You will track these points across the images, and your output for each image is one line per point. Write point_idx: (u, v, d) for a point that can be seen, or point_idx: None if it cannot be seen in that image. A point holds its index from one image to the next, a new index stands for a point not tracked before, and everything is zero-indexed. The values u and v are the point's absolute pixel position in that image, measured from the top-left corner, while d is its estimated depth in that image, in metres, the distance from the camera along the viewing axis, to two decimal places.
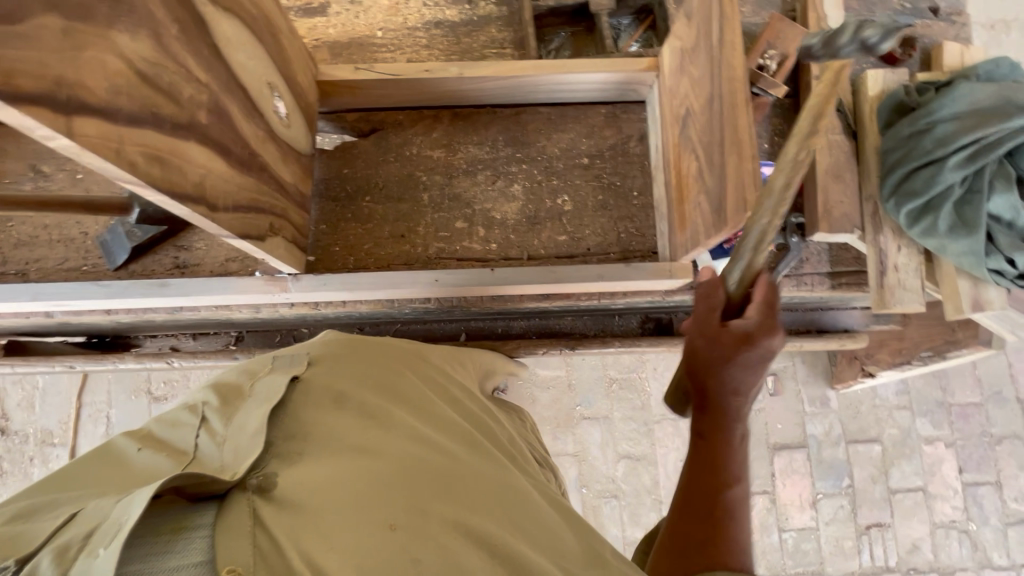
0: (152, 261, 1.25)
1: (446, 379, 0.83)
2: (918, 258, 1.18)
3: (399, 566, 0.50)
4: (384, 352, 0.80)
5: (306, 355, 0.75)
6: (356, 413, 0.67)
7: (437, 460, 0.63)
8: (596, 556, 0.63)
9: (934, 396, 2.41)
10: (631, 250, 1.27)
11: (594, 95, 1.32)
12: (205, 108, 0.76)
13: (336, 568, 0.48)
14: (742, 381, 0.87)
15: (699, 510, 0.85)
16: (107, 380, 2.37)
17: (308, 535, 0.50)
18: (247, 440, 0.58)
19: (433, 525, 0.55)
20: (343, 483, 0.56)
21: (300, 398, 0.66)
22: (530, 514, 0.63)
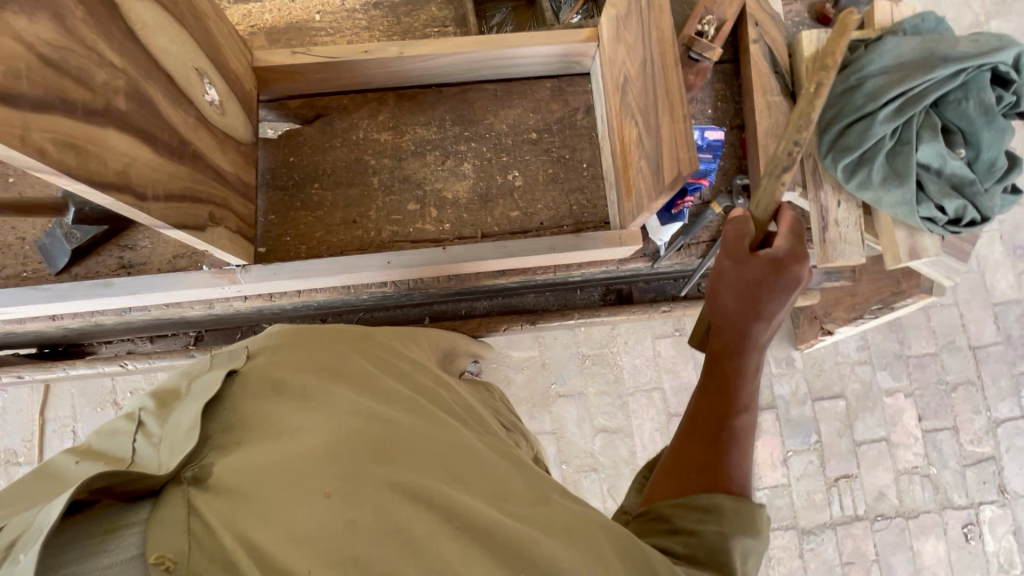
0: (96, 262, 1.21)
1: (393, 353, 0.84)
2: (857, 212, 1.22)
3: (336, 531, 0.52)
4: (328, 334, 0.80)
5: (245, 349, 0.76)
6: (296, 394, 0.68)
7: (378, 425, 0.64)
8: (542, 495, 0.66)
9: (892, 349, 2.51)
10: (583, 221, 1.28)
11: (538, 69, 1.32)
12: (123, 94, 0.74)
13: (271, 542, 0.50)
14: (765, 305, 0.89)
15: (705, 433, 0.85)
16: (71, 394, 2.31)
17: (243, 515, 0.52)
18: (182, 436, 0.59)
19: (370, 488, 0.57)
20: (278, 462, 0.57)
21: (239, 389, 0.67)
22: (474, 466, 0.65)
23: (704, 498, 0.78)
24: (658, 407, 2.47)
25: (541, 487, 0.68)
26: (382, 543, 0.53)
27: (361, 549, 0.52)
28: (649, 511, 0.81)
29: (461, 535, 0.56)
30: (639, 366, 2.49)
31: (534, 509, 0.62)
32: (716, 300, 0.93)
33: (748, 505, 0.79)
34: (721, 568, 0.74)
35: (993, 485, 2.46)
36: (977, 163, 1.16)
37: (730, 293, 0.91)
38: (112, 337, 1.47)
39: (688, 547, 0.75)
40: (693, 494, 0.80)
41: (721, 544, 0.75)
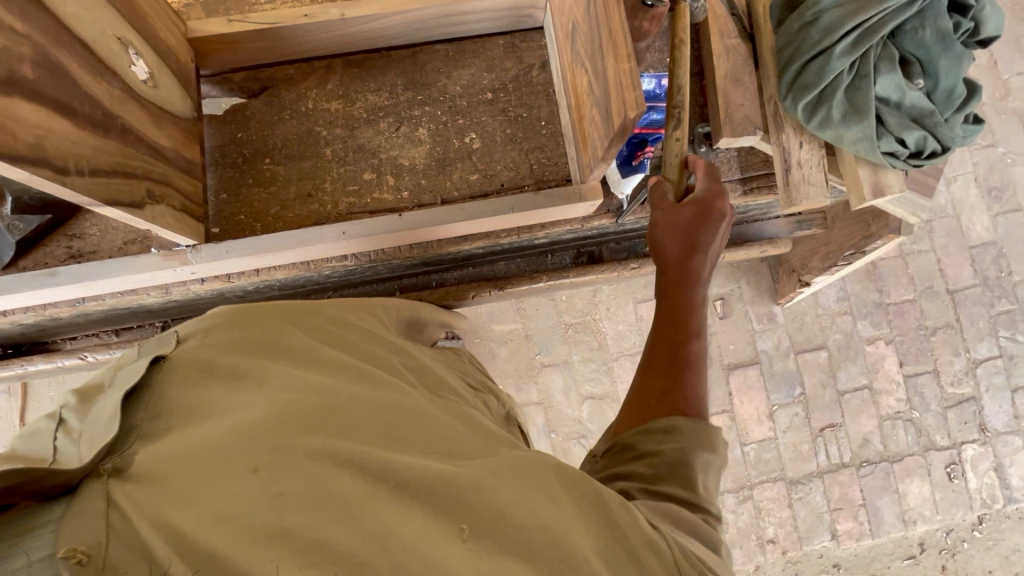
0: (44, 254, 1.17)
1: (338, 328, 0.82)
2: (819, 152, 1.20)
3: (264, 503, 0.49)
4: (266, 312, 0.77)
5: (176, 334, 0.71)
6: (227, 375, 0.64)
7: (315, 399, 0.62)
8: (491, 452, 0.65)
9: (872, 298, 2.52)
10: (545, 180, 1.26)
11: (489, 26, 1.27)
12: (29, 61, 0.69)
13: (192, 525, 0.46)
14: (699, 238, 0.98)
15: (663, 365, 0.94)
16: (49, 397, 2.27)
17: (160, 499, 0.48)
18: (101, 428, 0.54)
19: (303, 458, 0.53)
20: (201, 441, 0.54)
21: (167, 375, 0.62)
22: (416, 430, 0.63)
23: (664, 421, 0.85)
24: None
25: (495, 449, 0.66)
26: (317, 509, 0.50)
27: (296, 520, 0.49)
28: (616, 444, 0.88)
29: (405, 498, 0.54)
30: (622, 331, 2.49)
31: (478, 463, 0.61)
32: (657, 247, 1.00)
33: (704, 424, 0.86)
34: (683, 481, 0.79)
35: (973, 425, 2.50)
36: (936, 92, 1.15)
37: (668, 238, 0.98)
38: (75, 334, 1.45)
39: (652, 467, 0.81)
40: (652, 423, 0.86)
41: (681, 457, 0.81)
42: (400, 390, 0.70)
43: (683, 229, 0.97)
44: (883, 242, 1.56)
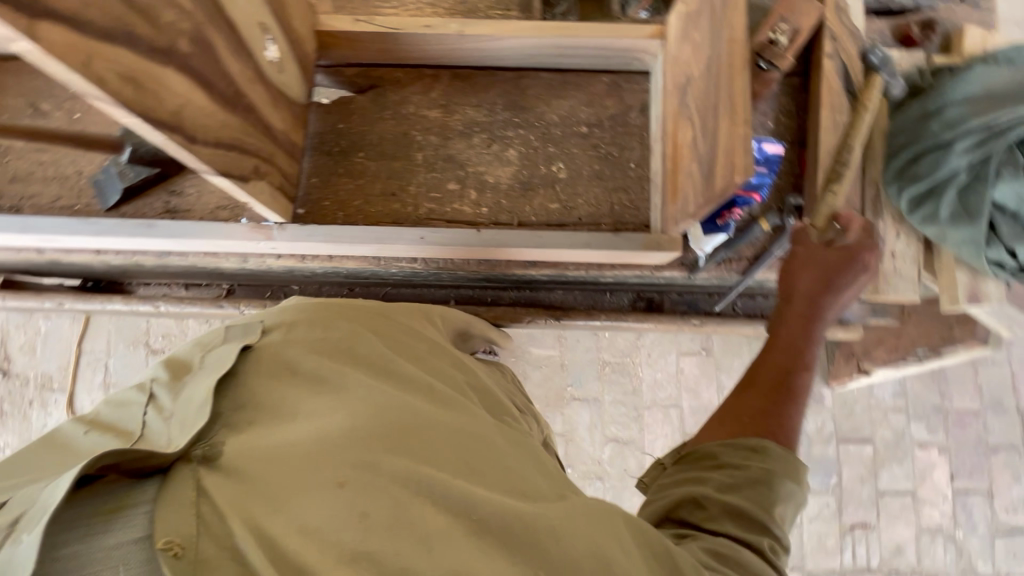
0: (144, 204, 1.25)
1: (408, 333, 0.94)
2: (916, 246, 1.16)
3: (350, 517, 0.60)
4: (343, 314, 0.91)
5: (259, 324, 0.88)
6: (309, 378, 0.79)
7: (385, 415, 0.73)
8: (542, 487, 0.72)
9: (931, 401, 2.37)
10: (623, 222, 1.25)
11: (597, 62, 1.29)
12: (187, 36, 0.74)
13: (284, 531, 0.58)
14: (835, 281, 1.03)
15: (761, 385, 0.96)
16: (107, 331, 2.41)
17: (254, 501, 0.61)
18: (191, 413, 0.69)
19: (378, 477, 0.65)
20: (288, 448, 0.66)
21: (251, 367, 0.78)
22: (473, 453, 0.73)
23: (753, 439, 0.88)
24: (673, 425, 2.41)
25: (540, 478, 0.75)
26: (396, 536, 0.60)
27: (374, 537, 0.60)
28: (695, 450, 0.91)
29: (466, 519, 0.63)
30: (659, 380, 2.44)
31: (526, 495, 0.70)
32: (791, 278, 1.06)
33: (794, 455, 0.88)
34: (762, 497, 0.82)
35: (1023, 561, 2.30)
36: None
37: (805, 273, 1.05)
38: (149, 280, 1.52)
39: (732, 477, 0.84)
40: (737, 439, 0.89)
41: (764, 478, 0.84)
42: (458, 409, 0.80)
43: (822, 268, 1.04)
44: (965, 349, 1.61)
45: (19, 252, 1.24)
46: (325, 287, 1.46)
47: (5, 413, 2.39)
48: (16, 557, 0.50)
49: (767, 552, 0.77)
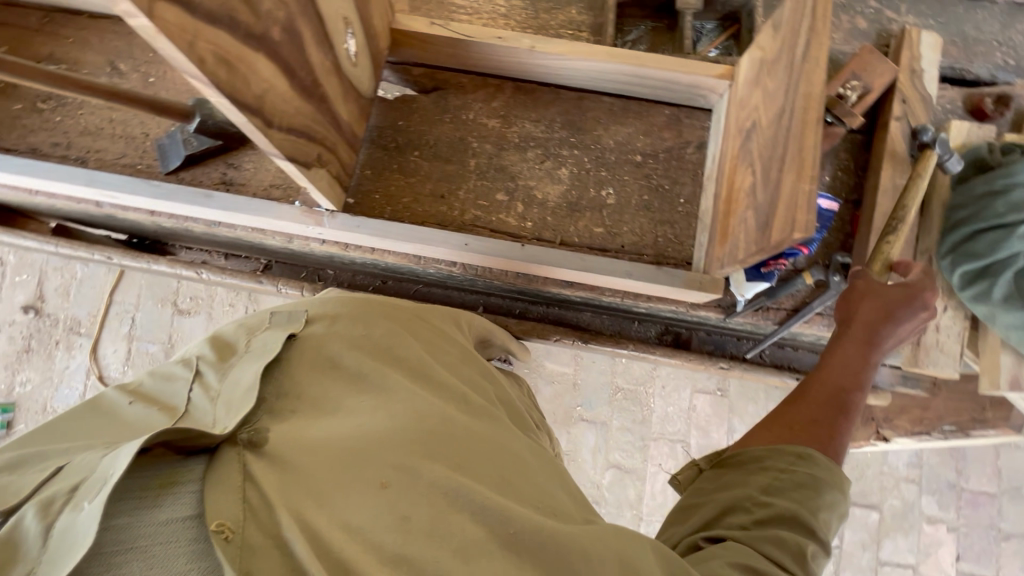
0: (202, 173, 1.28)
1: (437, 338, 1.08)
2: (963, 322, 1.14)
3: (391, 514, 0.72)
4: (381, 314, 1.05)
5: (304, 313, 1.01)
6: (349, 374, 0.92)
7: (416, 425, 0.84)
8: (546, 497, 0.85)
9: (946, 477, 2.31)
10: (665, 256, 1.25)
11: (660, 94, 1.29)
12: (279, 26, 0.76)
13: (330, 522, 0.69)
14: (896, 317, 1.02)
15: (808, 401, 1.01)
16: (139, 285, 2.47)
17: (301, 490, 0.72)
18: (238, 397, 0.81)
19: (412, 484, 0.76)
20: (333, 445, 0.78)
21: (294, 355, 0.91)
22: (490, 460, 0.86)
23: (799, 447, 0.93)
24: (677, 461, 2.38)
25: (544, 494, 0.86)
26: (430, 538, 0.71)
27: (409, 538, 0.71)
28: (741, 453, 0.96)
29: (486, 529, 0.74)
30: (670, 414, 2.41)
31: (535, 502, 0.83)
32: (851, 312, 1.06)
33: (837, 466, 0.92)
34: (806, 499, 0.87)
35: None
36: None
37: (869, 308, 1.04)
38: (193, 244, 1.56)
39: (779, 480, 0.89)
40: (784, 445, 0.95)
41: (809, 483, 0.89)
42: (478, 423, 0.92)
43: (884, 306, 1.03)
44: (995, 434, 1.59)
45: (79, 203, 1.28)
46: (358, 276, 1.50)
47: (32, 350, 2.46)
48: (79, 520, 0.60)
49: (810, 554, 0.81)
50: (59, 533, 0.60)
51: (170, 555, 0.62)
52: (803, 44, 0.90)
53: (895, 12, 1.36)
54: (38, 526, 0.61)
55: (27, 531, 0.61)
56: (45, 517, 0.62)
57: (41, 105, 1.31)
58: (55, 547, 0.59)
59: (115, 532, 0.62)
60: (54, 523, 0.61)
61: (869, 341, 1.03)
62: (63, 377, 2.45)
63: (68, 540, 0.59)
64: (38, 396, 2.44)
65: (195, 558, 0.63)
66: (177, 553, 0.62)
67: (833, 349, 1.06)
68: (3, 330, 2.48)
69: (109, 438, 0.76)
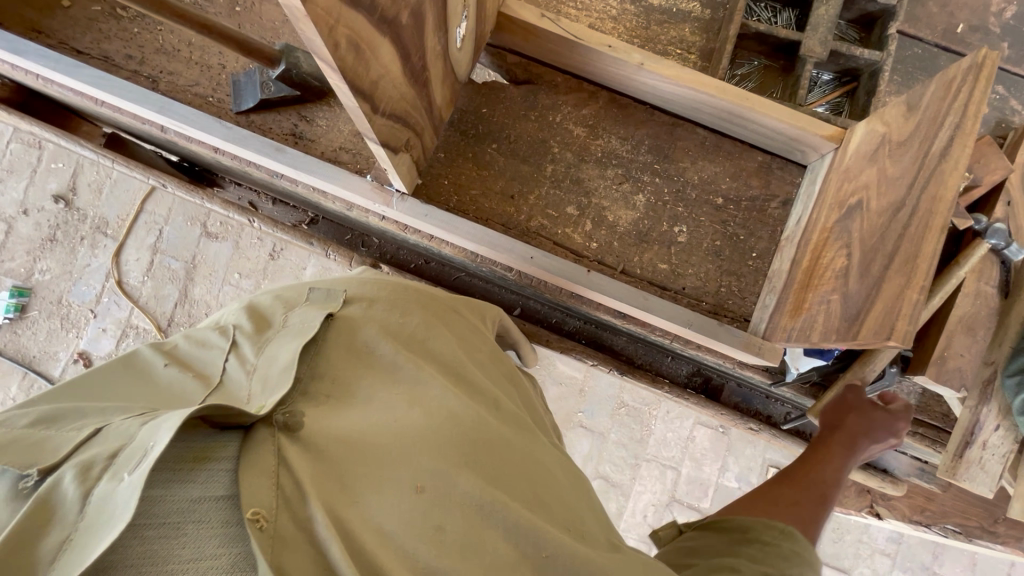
0: (273, 119, 1.22)
1: (468, 331, 1.04)
2: (1011, 445, 1.11)
3: (424, 523, 0.69)
4: (417, 299, 1.00)
5: (343, 293, 0.96)
6: (382, 361, 0.87)
7: (452, 428, 0.79)
8: (575, 517, 0.83)
9: (922, 559, 2.33)
10: (723, 308, 1.21)
11: (758, 140, 1.23)
12: (409, 10, 0.70)
13: (361, 526, 0.66)
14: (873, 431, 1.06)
15: (791, 484, 0.99)
16: (172, 199, 2.43)
17: (330, 486, 0.68)
18: (274, 377, 0.77)
19: (447, 494, 0.72)
20: (364, 441, 0.74)
21: (333, 336, 0.87)
22: (524, 472, 0.82)
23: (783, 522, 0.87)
24: (664, 486, 2.40)
25: (574, 513, 0.84)
26: (463, 555, 0.69)
27: (442, 551, 0.68)
28: (724, 520, 0.90)
29: (518, 548, 0.72)
30: (668, 439, 2.41)
31: (566, 522, 0.81)
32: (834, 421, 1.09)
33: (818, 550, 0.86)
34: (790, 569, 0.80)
35: None
36: None
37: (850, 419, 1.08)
38: (242, 182, 1.52)
39: (765, 552, 0.83)
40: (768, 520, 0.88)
41: (792, 559, 0.82)
42: (510, 430, 0.87)
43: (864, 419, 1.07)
44: (1001, 548, 1.57)
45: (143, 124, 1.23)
46: (402, 252, 1.47)
47: (57, 241, 2.45)
48: (115, 494, 0.54)
49: None
50: (96, 504, 0.55)
51: (201, 537, 0.57)
52: (943, 139, 0.84)
53: (1020, 102, 1.28)
54: (73, 493, 0.56)
55: (61, 496, 0.56)
56: (82, 483, 0.56)
57: (120, 12, 1.25)
58: (89, 522, 0.53)
59: (148, 503, 0.56)
60: (91, 492, 0.56)
61: (847, 447, 1.06)
62: (82, 273, 2.45)
63: (105, 514, 0.53)
64: (56, 288, 2.44)
65: (227, 541, 0.58)
66: (209, 535, 0.58)
67: (816, 446, 1.07)
68: (31, 214, 2.46)
69: (144, 402, 0.73)
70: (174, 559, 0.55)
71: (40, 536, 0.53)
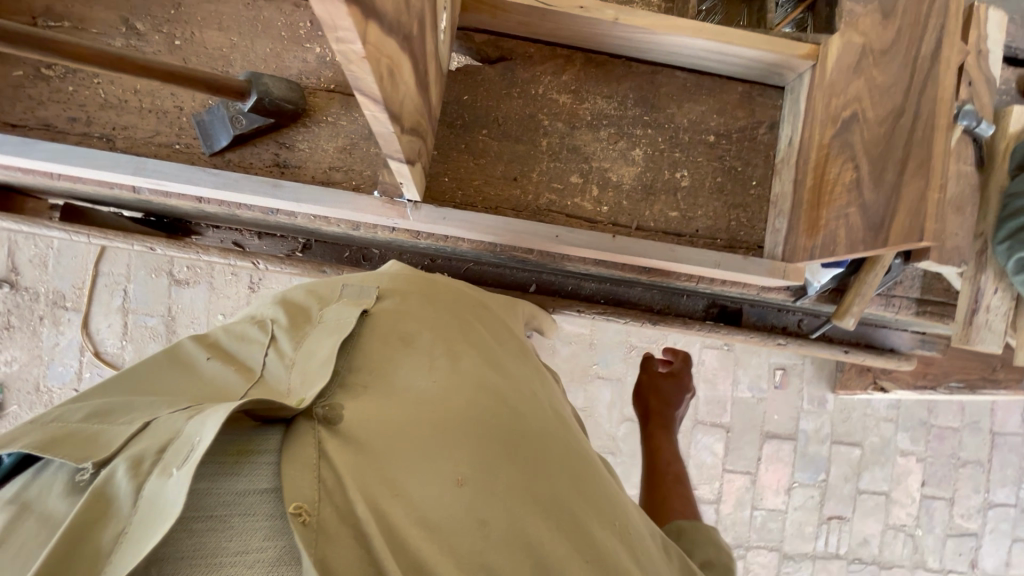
0: (251, 154, 1.15)
1: (494, 321, 1.02)
2: (1009, 302, 1.24)
3: (467, 516, 0.66)
4: (442, 294, 0.98)
5: (375, 290, 0.94)
6: (416, 349, 0.85)
7: (492, 418, 0.77)
8: (616, 509, 0.81)
9: (919, 415, 2.58)
10: (737, 240, 1.26)
11: (736, 71, 1.25)
12: (417, 18, 0.68)
13: (402, 518, 0.63)
14: (666, 393, 1.43)
15: (656, 491, 1.23)
16: (127, 254, 2.27)
17: (370, 477, 0.65)
18: (316, 369, 0.76)
19: (489, 485, 0.69)
20: (403, 428, 0.71)
21: (371, 330, 0.85)
22: (567, 463, 0.79)
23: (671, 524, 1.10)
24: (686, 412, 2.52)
25: (618, 508, 0.81)
26: (508, 550, 0.66)
27: (489, 546, 0.65)
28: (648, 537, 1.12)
29: (566, 544, 0.71)
30: None
31: (607, 514, 0.79)
32: (647, 400, 1.43)
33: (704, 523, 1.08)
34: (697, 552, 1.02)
35: (965, 559, 2.63)
36: None
37: (647, 396, 1.44)
38: (221, 224, 1.44)
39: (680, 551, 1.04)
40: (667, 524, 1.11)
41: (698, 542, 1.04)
42: (553, 421, 0.85)
43: (654, 388, 1.44)
44: (1002, 391, 1.75)
45: (113, 188, 1.15)
46: (406, 257, 1.44)
47: (14, 327, 2.27)
48: (167, 487, 0.55)
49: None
50: (148, 499, 0.55)
51: (246, 530, 0.57)
52: (929, 42, 0.89)
53: None
54: (126, 485, 0.57)
55: (115, 490, 0.57)
56: (134, 478, 0.57)
57: (46, 72, 1.13)
58: (145, 513, 0.54)
59: (195, 496, 0.58)
60: (142, 486, 0.57)
61: (664, 426, 1.39)
62: (53, 354, 2.29)
63: (155, 509, 0.54)
64: (30, 376, 2.28)
65: (272, 534, 0.57)
66: (255, 528, 0.57)
67: (650, 440, 1.35)
68: None
69: (187, 397, 0.73)
70: (222, 551, 0.56)
71: (98, 527, 0.54)
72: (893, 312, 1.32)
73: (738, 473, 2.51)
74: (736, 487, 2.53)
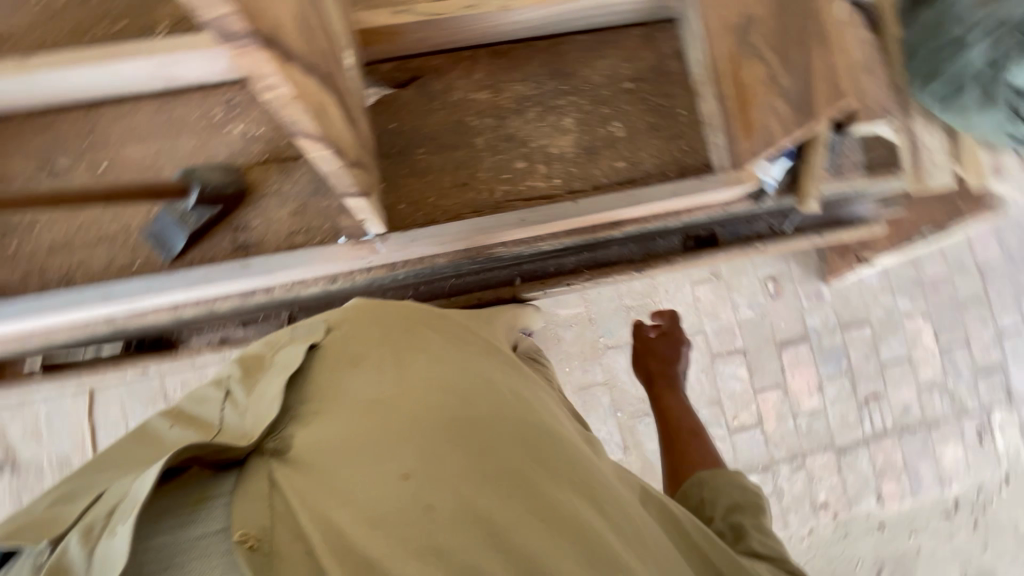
0: (210, 246, 1.16)
1: (445, 322, 1.05)
2: (942, 137, 1.32)
3: (414, 505, 0.69)
4: (392, 313, 1.01)
5: (324, 322, 1.00)
6: (364, 368, 0.89)
7: (435, 411, 0.80)
8: (577, 470, 0.83)
9: (909, 275, 2.68)
10: (687, 167, 1.31)
11: (627, 17, 1.31)
12: (325, 57, 0.71)
13: (347, 521, 0.67)
14: (664, 353, 1.51)
15: (675, 449, 1.30)
16: (118, 395, 2.23)
17: (315, 493, 0.69)
18: (263, 407, 0.82)
19: (434, 471, 0.72)
20: (348, 440, 0.75)
21: (317, 363, 0.91)
22: (520, 436, 0.82)
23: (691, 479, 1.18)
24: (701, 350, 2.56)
25: (581, 469, 0.84)
26: (457, 529, 0.68)
27: (438, 528, 0.67)
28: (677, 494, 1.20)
29: (520, 510, 0.73)
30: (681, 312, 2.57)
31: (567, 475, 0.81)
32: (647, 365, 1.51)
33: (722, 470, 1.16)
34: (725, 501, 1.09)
35: (1000, 390, 2.72)
36: None
37: (648, 360, 1.51)
38: (201, 326, 1.43)
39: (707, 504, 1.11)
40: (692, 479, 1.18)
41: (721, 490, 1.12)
42: (506, 400, 0.88)
43: (653, 352, 1.52)
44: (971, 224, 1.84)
45: (91, 323, 1.16)
46: (390, 295, 1.45)
47: None
48: (115, 544, 0.62)
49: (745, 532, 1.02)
50: (100, 559, 0.62)
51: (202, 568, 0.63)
52: None
53: None
54: (80, 553, 0.63)
55: (71, 560, 0.63)
56: (87, 543, 0.63)
57: None
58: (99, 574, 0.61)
59: (151, 551, 0.64)
60: (94, 551, 0.63)
61: (670, 385, 1.46)
62: None
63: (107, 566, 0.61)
64: None
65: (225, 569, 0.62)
66: (209, 566, 0.63)
67: (660, 402, 1.42)
68: None
69: (144, 462, 0.76)
70: None
71: None
72: (848, 181, 1.38)
73: (768, 389, 2.56)
74: (772, 403, 2.57)
